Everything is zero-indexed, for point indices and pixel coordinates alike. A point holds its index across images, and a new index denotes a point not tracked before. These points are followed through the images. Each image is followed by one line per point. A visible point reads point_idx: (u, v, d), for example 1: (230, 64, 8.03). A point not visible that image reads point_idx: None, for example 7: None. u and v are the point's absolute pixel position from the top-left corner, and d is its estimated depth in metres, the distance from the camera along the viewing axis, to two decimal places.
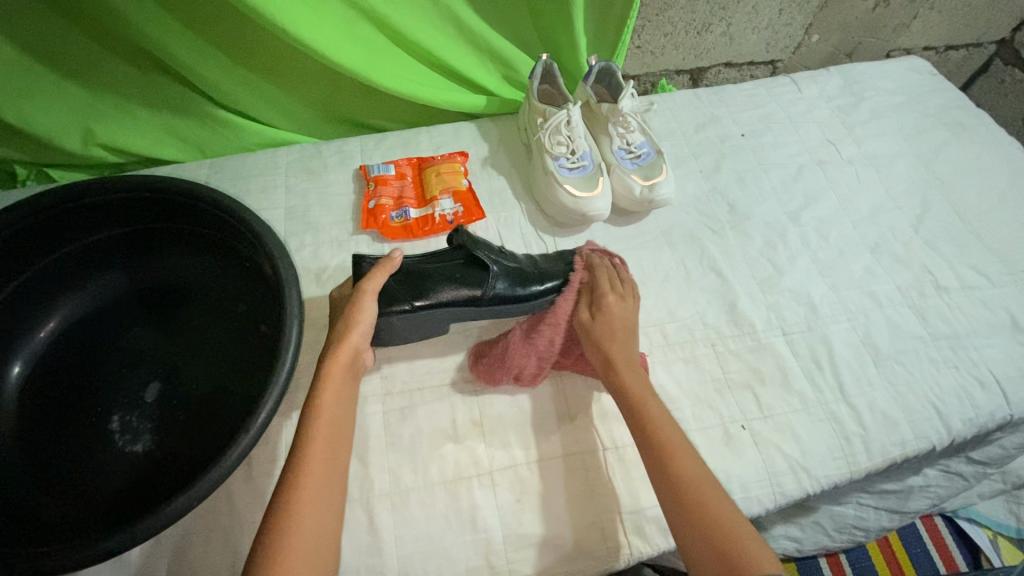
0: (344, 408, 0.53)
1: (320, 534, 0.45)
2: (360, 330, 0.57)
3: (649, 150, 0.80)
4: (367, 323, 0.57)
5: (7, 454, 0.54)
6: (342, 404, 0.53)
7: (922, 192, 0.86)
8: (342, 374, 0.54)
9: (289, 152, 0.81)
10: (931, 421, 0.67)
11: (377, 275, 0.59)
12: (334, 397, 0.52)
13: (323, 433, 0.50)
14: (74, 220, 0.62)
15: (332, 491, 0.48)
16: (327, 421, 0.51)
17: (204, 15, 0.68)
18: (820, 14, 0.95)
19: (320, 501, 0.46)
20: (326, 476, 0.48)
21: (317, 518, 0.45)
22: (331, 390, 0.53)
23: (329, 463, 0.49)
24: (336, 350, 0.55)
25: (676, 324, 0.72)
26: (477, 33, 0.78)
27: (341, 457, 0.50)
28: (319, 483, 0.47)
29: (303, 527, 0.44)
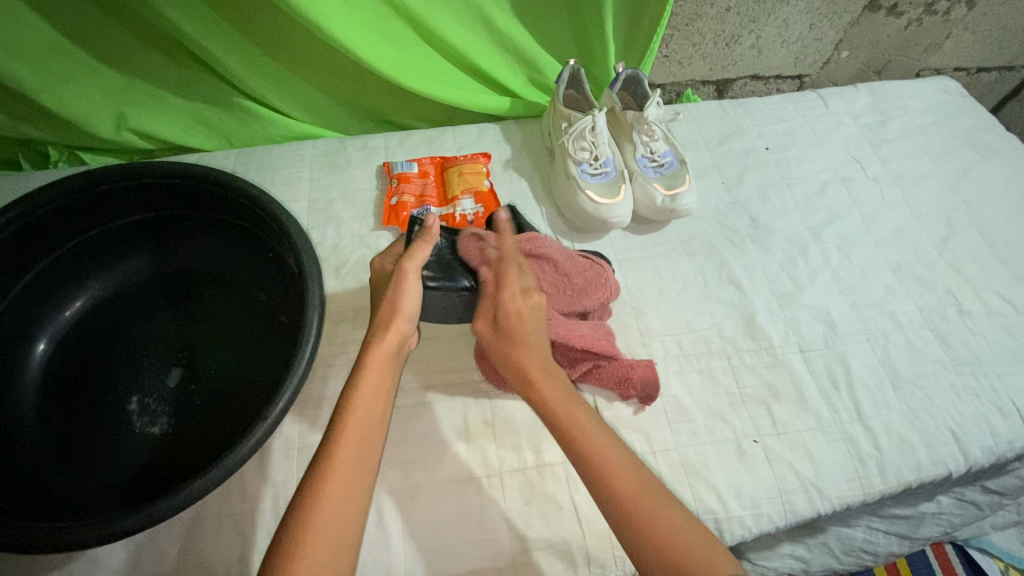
0: (383, 397, 0.53)
1: (345, 528, 0.44)
2: (406, 313, 0.57)
3: (672, 159, 0.80)
4: (412, 307, 0.58)
5: (28, 430, 0.56)
6: (380, 392, 0.53)
7: (948, 214, 0.85)
8: (384, 362, 0.55)
9: (315, 145, 0.82)
10: (948, 447, 0.65)
11: (424, 250, 0.59)
12: (371, 386, 0.52)
13: (356, 422, 0.50)
14: (104, 204, 0.64)
15: (361, 484, 0.47)
16: (362, 412, 0.50)
17: (240, 8, 0.69)
18: (851, 31, 0.94)
19: (348, 491, 0.46)
20: (355, 468, 0.47)
21: (343, 512, 0.45)
22: (369, 379, 0.53)
23: (360, 454, 0.48)
24: (380, 336, 0.56)
25: (692, 335, 0.71)
26: (506, 35, 0.78)
27: (374, 448, 0.50)
28: (347, 474, 0.47)
29: (326, 520, 0.44)
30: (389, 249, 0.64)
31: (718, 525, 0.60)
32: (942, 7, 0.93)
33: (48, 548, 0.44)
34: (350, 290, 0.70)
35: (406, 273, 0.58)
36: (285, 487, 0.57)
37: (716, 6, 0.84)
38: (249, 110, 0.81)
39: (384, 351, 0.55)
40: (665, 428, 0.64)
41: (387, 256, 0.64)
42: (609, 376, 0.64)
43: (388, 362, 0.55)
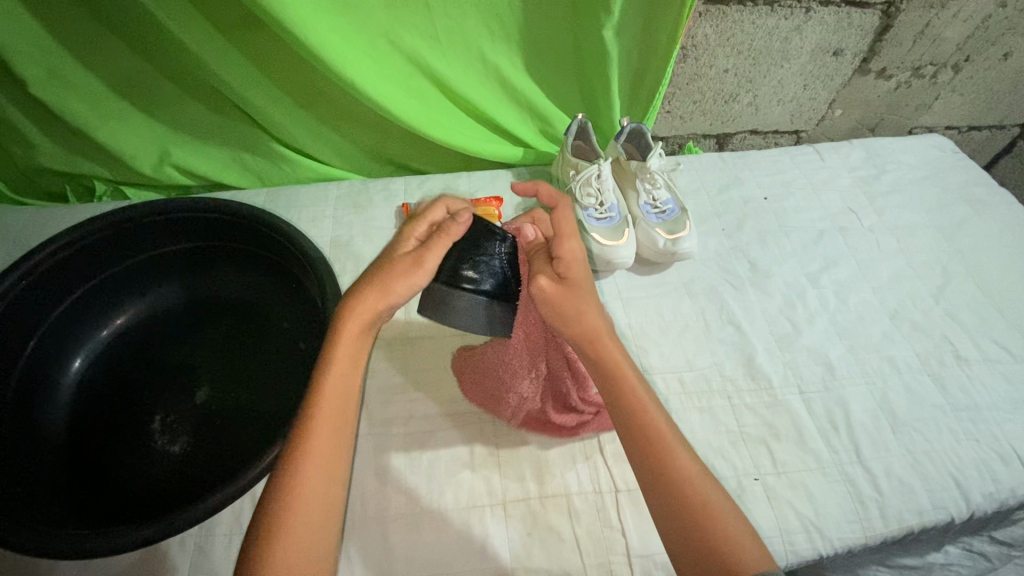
0: (355, 381, 0.52)
1: (320, 517, 0.47)
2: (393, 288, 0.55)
3: (674, 207, 0.84)
4: (404, 290, 0.55)
5: (54, 442, 0.59)
6: (353, 369, 0.52)
7: (943, 264, 0.88)
8: (360, 334, 0.53)
9: (339, 187, 0.88)
10: (949, 491, 0.66)
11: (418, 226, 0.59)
12: (343, 366, 0.52)
13: (328, 412, 0.50)
14: (146, 234, 0.69)
15: (334, 464, 0.49)
16: (335, 391, 0.51)
17: (280, 64, 0.76)
18: (843, 92, 1.01)
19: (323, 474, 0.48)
20: (329, 457, 0.49)
21: (320, 490, 0.47)
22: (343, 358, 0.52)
23: (331, 445, 0.49)
24: (355, 313, 0.53)
25: (693, 373, 0.74)
26: (520, 91, 0.85)
27: (343, 427, 0.50)
28: (322, 453, 0.48)
29: (302, 512, 0.46)
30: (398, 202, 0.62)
31: None
32: (929, 71, 0.99)
33: (73, 555, 0.47)
34: None
35: (422, 257, 0.55)
36: None
37: (715, 67, 0.91)
38: (280, 153, 0.88)
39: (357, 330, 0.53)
40: None
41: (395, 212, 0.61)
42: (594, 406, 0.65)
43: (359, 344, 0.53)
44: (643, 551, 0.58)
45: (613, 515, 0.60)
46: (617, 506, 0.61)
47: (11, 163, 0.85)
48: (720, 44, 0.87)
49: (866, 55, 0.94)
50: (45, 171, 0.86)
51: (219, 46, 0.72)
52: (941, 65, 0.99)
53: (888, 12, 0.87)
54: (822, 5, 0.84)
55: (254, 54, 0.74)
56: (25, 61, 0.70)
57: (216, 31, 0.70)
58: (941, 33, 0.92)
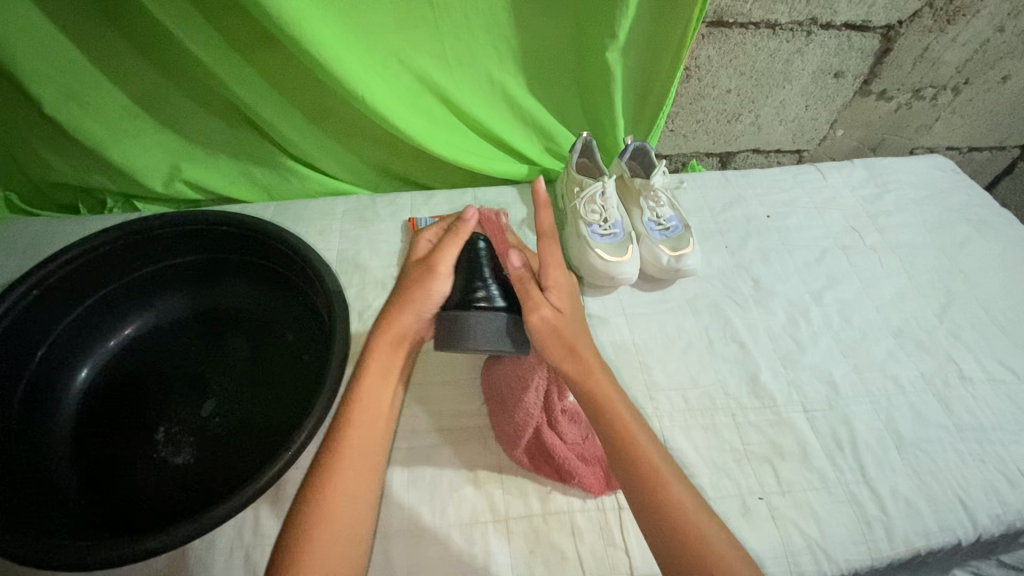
0: (385, 392, 0.60)
1: (355, 513, 0.52)
2: (417, 306, 0.65)
3: (677, 224, 0.85)
4: (427, 301, 0.65)
5: (59, 452, 0.59)
6: (384, 382, 0.60)
7: (946, 283, 0.88)
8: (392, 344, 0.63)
9: (346, 201, 0.89)
10: (955, 513, 0.65)
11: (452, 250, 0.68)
12: (376, 375, 0.60)
13: (360, 414, 0.57)
14: (156, 246, 0.70)
15: (367, 464, 0.55)
16: (367, 399, 0.58)
17: (292, 80, 0.78)
18: (844, 112, 1.02)
19: (358, 474, 0.54)
20: (362, 457, 0.55)
21: (352, 489, 0.53)
22: (375, 368, 0.60)
23: (362, 447, 0.56)
24: (388, 326, 0.63)
25: (697, 391, 0.74)
26: (526, 110, 0.86)
27: (376, 435, 0.57)
28: (356, 454, 0.55)
29: (339, 505, 0.51)
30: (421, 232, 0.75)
31: None
32: (929, 92, 1.01)
33: (75, 566, 0.47)
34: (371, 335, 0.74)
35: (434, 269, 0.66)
36: None
37: (717, 88, 0.92)
38: (288, 167, 0.89)
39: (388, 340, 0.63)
40: None
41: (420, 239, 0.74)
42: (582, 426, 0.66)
43: (392, 352, 0.63)
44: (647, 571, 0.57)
45: (617, 533, 0.60)
46: (621, 523, 0.61)
47: (23, 175, 0.87)
48: (723, 65, 0.89)
49: (867, 77, 0.95)
50: (56, 183, 0.87)
51: (233, 62, 0.73)
52: (941, 87, 1.00)
53: (888, 36, 0.89)
54: (822, 28, 0.85)
55: (267, 72, 0.76)
56: (43, 78, 0.71)
57: (231, 49, 0.72)
58: (941, 56, 0.94)
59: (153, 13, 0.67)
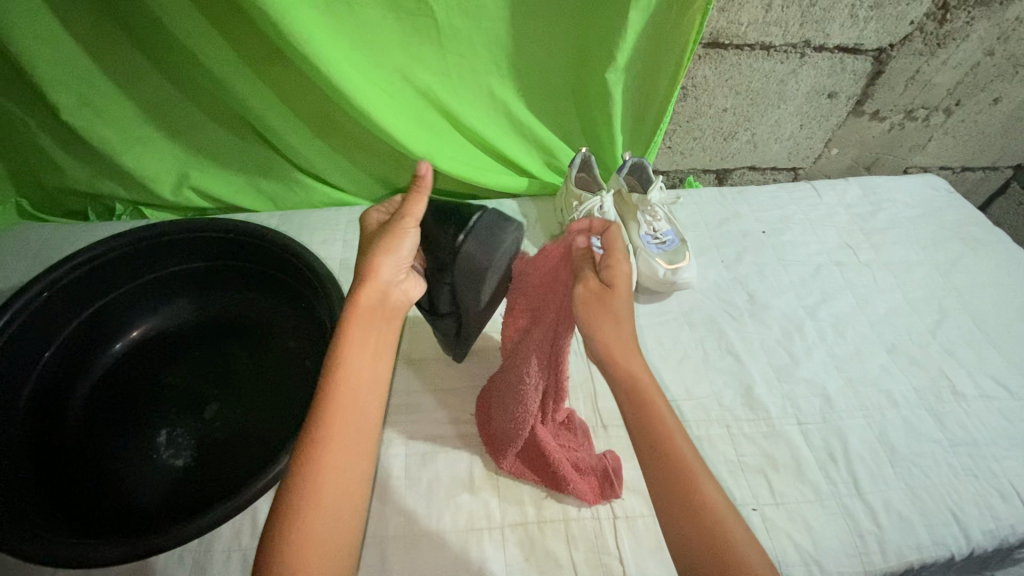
0: (375, 354, 0.51)
1: (348, 486, 0.45)
2: (389, 258, 0.54)
3: (674, 238, 0.87)
4: (405, 254, 0.55)
5: (62, 453, 0.60)
6: (370, 351, 0.51)
7: (939, 300, 0.89)
8: (372, 308, 0.52)
9: (350, 212, 0.91)
10: (948, 527, 0.66)
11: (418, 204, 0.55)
12: (358, 346, 0.50)
13: (348, 379, 0.49)
14: (163, 251, 0.72)
15: (358, 445, 0.47)
16: (351, 372, 0.49)
17: (300, 93, 0.80)
18: (838, 132, 1.04)
19: (348, 456, 0.46)
20: (352, 422, 0.47)
21: (346, 473, 0.46)
22: (355, 337, 0.50)
23: (352, 416, 0.48)
24: (363, 288, 0.52)
25: (692, 402, 0.74)
26: (527, 125, 0.89)
27: (367, 409, 0.49)
28: (345, 435, 0.47)
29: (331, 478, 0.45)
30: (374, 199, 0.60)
31: None
32: (921, 113, 1.03)
33: (76, 564, 0.48)
34: None
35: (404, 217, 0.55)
36: None
37: (714, 106, 0.95)
38: (294, 178, 0.91)
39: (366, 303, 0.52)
40: None
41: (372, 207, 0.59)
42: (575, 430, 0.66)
43: (372, 317, 0.52)
44: None
45: (611, 541, 0.60)
46: (615, 532, 0.61)
47: (35, 182, 0.89)
48: (719, 84, 0.91)
49: (860, 98, 0.98)
50: (67, 190, 0.89)
51: (243, 76, 0.75)
52: (933, 109, 1.02)
53: (880, 58, 0.91)
54: (815, 50, 0.88)
55: (276, 85, 0.78)
56: (60, 88, 0.74)
57: (242, 64, 0.75)
58: (932, 78, 0.96)
59: (168, 28, 0.70)
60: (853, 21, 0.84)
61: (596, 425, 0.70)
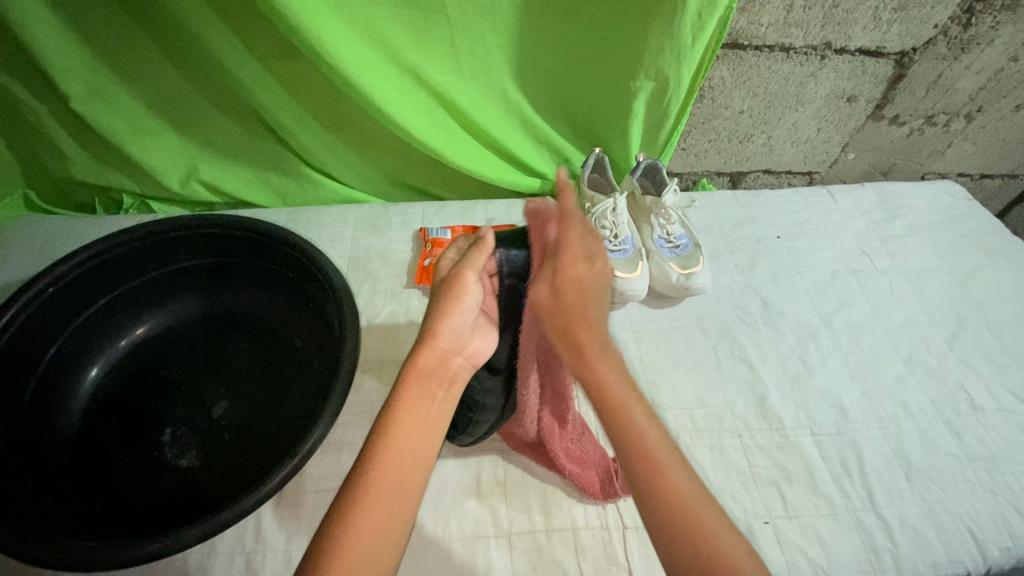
0: (429, 427, 0.50)
1: (378, 557, 0.42)
2: (447, 318, 0.54)
3: (688, 242, 0.85)
4: (467, 310, 0.55)
5: (65, 451, 0.60)
6: (422, 412, 0.50)
7: (957, 311, 0.88)
8: (428, 371, 0.52)
9: (359, 210, 0.90)
10: (965, 544, 0.64)
11: (479, 255, 0.56)
12: (411, 404, 0.50)
13: (397, 446, 0.47)
14: (170, 248, 0.71)
15: (401, 498, 0.45)
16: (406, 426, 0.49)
17: (311, 88, 0.79)
18: (856, 136, 1.02)
19: (388, 507, 0.45)
20: (392, 489, 0.45)
21: (383, 522, 0.44)
22: (411, 395, 0.50)
23: (397, 479, 0.46)
24: (420, 351, 0.52)
25: (704, 410, 0.73)
26: (540, 125, 0.87)
27: (417, 465, 0.47)
28: (388, 484, 0.45)
29: (363, 538, 0.42)
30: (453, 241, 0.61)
31: None
32: (942, 119, 1.01)
33: (78, 566, 0.47)
34: (380, 343, 0.74)
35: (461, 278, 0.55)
36: (300, 528, 0.58)
37: (730, 108, 0.93)
38: (303, 174, 0.90)
39: (422, 367, 0.52)
40: None
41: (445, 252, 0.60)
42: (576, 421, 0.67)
43: (429, 381, 0.52)
44: None
45: (620, 552, 0.59)
46: (624, 542, 0.60)
47: (44, 173, 0.88)
48: (737, 86, 0.89)
49: (880, 102, 0.96)
50: (76, 182, 0.88)
51: (253, 69, 0.74)
52: (954, 114, 1.00)
53: (902, 62, 0.89)
54: (836, 53, 0.86)
55: (287, 80, 0.77)
56: (69, 79, 0.73)
57: (251, 57, 0.73)
58: (954, 83, 0.94)
59: (180, 20, 0.69)
60: (877, 24, 0.82)
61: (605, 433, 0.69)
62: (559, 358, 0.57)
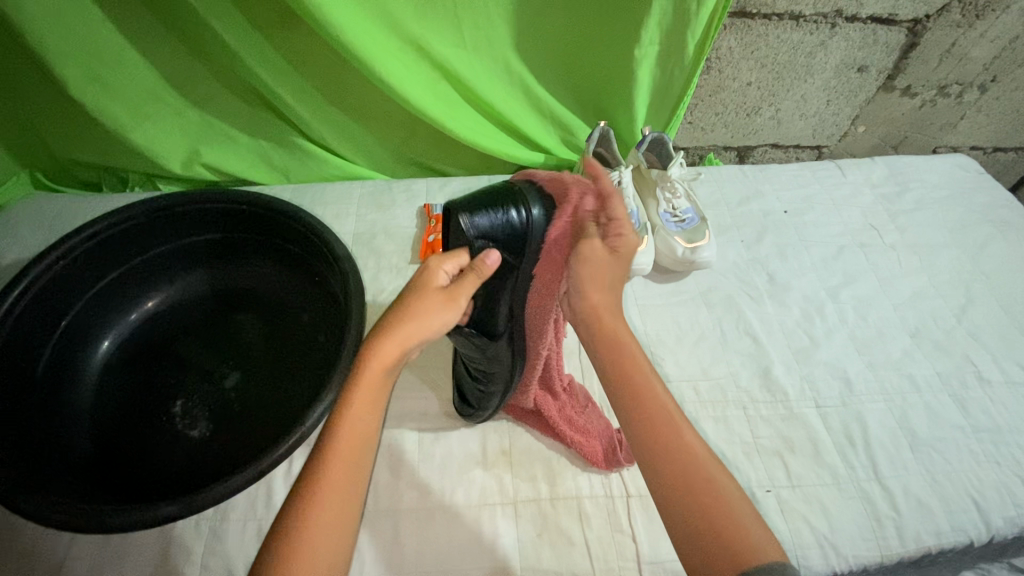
0: (377, 413, 0.47)
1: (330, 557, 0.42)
2: (422, 336, 0.48)
3: (693, 216, 0.85)
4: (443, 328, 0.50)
5: (79, 422, 0.61)
6: (375, 409, 0.47)
7: (966, 284, 0.87)
8: (386, 375, 0.47)
9: (362, 186, 0.90)
10: (968, 513, 0.65)
11: (476, 283, 0.50)
12: (365, 403, 0.46)
13: (346, 436, 0.45)
14: (177, 223, 0.71)
15: (350, 493, 0.44)
16: (356, 425, 0.45)
17: (314, 63, 0.78)
18: (866, 108, 1.00)
19: (337, 505, 0.43)
20: (343, 498, 0.44)
21: (335, 521, 0.43)
22: (365, 392, 0.46)
23: (348, 469, 0.44)
24: (380, 354, 0.46)
25: (709, 383, 0.73)
26: (544, 99, 0.86)
27: (366, 461, 0.46)
28: (338, 483, 0.44)
29: (320, 528, 0.42)
30: (439, 257, 0.52)
31: None
32: (955, 90, 0.99)
33: (97, 529, 0.49)
34: None
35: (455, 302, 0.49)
36: None
37: (738, 80, 0.91)
38: (306, 150, 0.90)
39: (382, 372, 0.47)
40: None
41: (440, 264, 0.51)
42: (581, 395, 0.68)
43: (389, 381, 0.48)
44: (655, 558, 0.57)
45: (624, 519, 0.60)
46: (628, 510, 0.61)
47: (48, 152, 0.88)
48: (745, 57, 0.88)
49: (892, 72, 0.94)
50: (80, 161, 0.88)
51: (253, 44, 0.74)
52: (967, 85, 0.98)
53: (915, 30, 0.87)
54: (847, 21, 0.84)
55: (288, 54, 0.77)
56: (69, 58, 0.72)
57: (253, 31, 0.73)
58: (968, 52, 0.92)
59: None
60: None
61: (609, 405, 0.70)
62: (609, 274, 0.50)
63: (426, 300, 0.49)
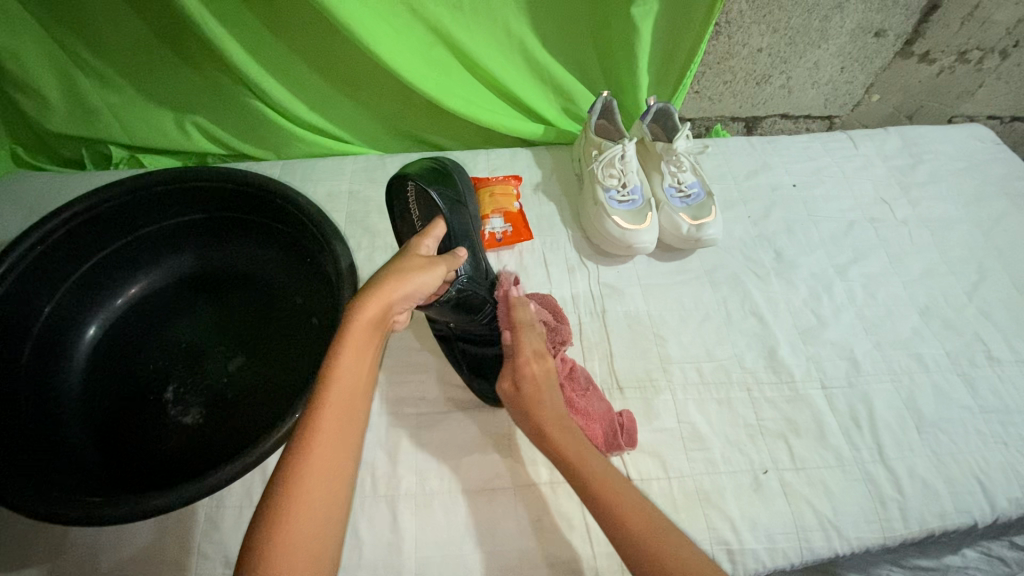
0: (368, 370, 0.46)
1: (330, 501, 0.41)
2: (404, 291, 0.49)
3: (699, 191, 0.81)
4: (418, 292, 0.50)
5: (72, 413, 0.60)
6: (365, 360, 0.46)
7: (979, 260, 0.84)
8: (371, 330, 0.46)
9: (355, 161, 0.87)
10: (973, 495, 0.64)
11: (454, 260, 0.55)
12: (356, 351, 0.45)
13: (337, 394, 0.44)
14: (161, 202, 0.68)
15: (348, 442, 0.44)
16: (350, 373, 0.44)
17: (300, 28, 0.74)
18: (882, 75, 0.96)
19: (335, 453, 0.42)
20: (339, 445, 0.43)
21: (334, 467, 0.42)
22: (354, 343, 0.45)
23: (344, 423, 0.44)
24: (370, 301, 0.46)
25: (712, 364, 0.72)
26: (544, 66, 0.82)
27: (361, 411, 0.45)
28: (333, 429, 0.43)
29: (316, 493, 0.41)
30: (422, 235, 0.56)
31: (732, 557, 0.59)
32: (975, 56, 0.94)
33: (87, 522, 0.48)
34: None
35: (434, 266, 0.52)
36: None
37: (748, 46, 0.87)
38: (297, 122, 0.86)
39: (370, 315, 0.46)
40: (680, 455, 0.65)
41: (421, 239, 0.55)
42: (581, 379, 0.65)
43: (372, 334, 0.46)
44: None
45: None
46: None
47: (28, 126, 0.85)
48: (756, 21, 0.83)
49: (910, 37, 0.89)
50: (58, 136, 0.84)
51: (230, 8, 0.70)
52: (988, 50, 0.93)
53: None
54: None
55: (273, 19, 0.73)
56: None
57: None
58: (991, 15, 0.87)
59: None
60: None
61: (611, 387, 0.69)
62: (545, 394, 0.58)
63: (413, 258, 0.52)
